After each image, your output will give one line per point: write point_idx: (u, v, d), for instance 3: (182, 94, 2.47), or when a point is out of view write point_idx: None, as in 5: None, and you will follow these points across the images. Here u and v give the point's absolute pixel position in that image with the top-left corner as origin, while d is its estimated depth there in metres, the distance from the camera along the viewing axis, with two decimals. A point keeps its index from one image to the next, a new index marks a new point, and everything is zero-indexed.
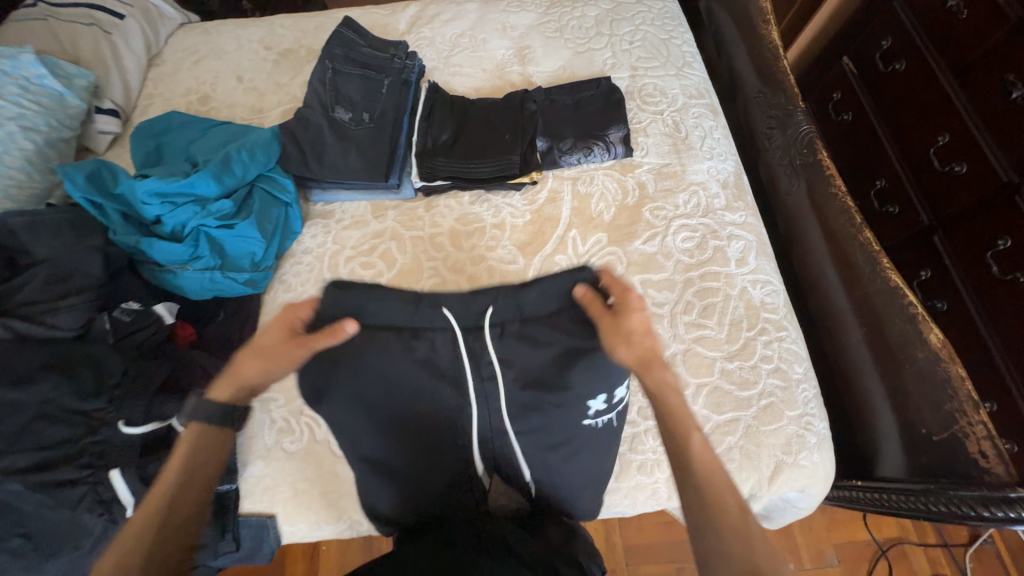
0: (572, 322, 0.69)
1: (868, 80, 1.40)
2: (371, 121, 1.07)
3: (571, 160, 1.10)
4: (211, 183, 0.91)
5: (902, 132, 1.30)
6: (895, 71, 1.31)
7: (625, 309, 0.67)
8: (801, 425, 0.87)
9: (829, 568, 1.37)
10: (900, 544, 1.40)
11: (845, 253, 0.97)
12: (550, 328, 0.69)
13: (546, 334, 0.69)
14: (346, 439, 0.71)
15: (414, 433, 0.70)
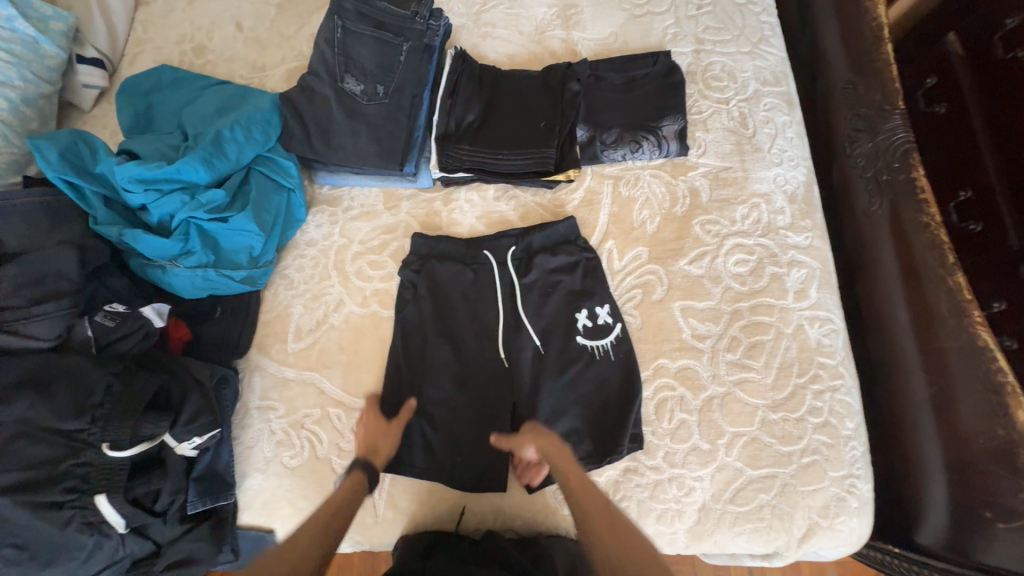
0: (565, 254, 0.89)
1: (975, 65, 1.01)
2: (386, 96, 0.91)
3: (614, 156, 0.95)
4: (201, 169, 0.79)
5: (1011, 137, 0.94)
6: (1015, 59, 0.94)
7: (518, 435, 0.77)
8: (843, 488, 0.79)
9: None
10: None
11: (924, 295, 0.84)
12: (554, 256, 0.90)
13: (551, 260, 0.90)
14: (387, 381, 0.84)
15: (448, 374, 0.84)
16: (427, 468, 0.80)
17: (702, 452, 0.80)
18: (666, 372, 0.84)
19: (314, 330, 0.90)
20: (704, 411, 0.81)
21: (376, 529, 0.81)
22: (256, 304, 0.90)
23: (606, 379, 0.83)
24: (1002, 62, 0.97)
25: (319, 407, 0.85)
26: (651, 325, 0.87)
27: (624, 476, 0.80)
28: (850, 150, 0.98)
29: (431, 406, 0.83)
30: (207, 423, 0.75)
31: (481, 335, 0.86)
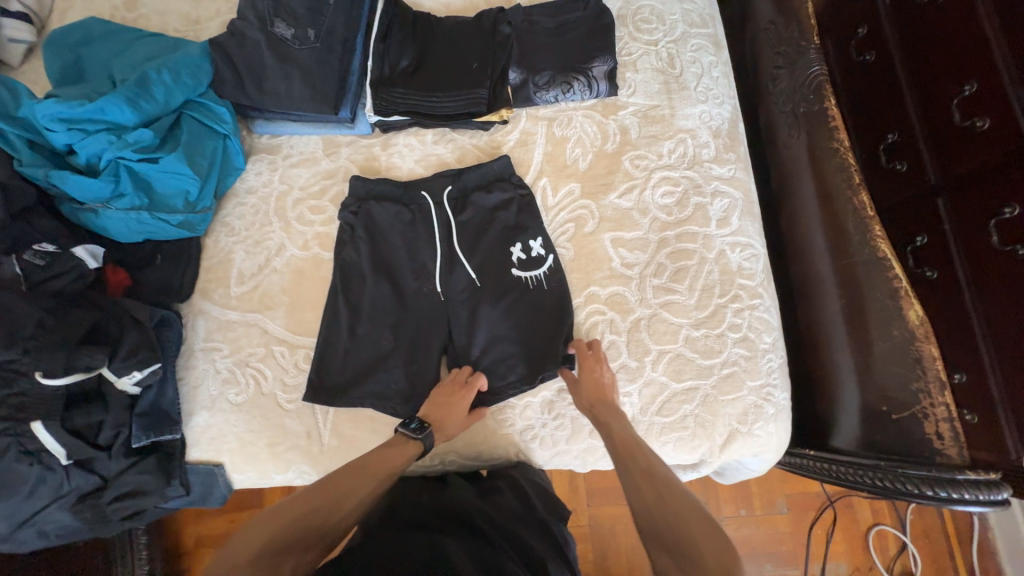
0: (499, 191, 0.92)
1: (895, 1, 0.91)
2: (317, 40, 0.92)
3: (547, 97, 0.98)
4: (126, 109, 0.79)
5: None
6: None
7: (594, 362, 0.81)
8: (761, 396, 0.85)
9: (779, 515, 1.41)
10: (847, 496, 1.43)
11: (836, 217, 0.90)
12: (488, 194, 0.92)
13: (486, 197, 0.92)
14: (328, 314, 0.87)
15: (391, 306, 0.87)
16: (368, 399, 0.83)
17: (631, 369, 0.85)
18: (597, 299, 0.88)
19: (255, 274, 0.91)
20: (632, 332, 0.86)
21: (323, 458, 0.84)
22: (197, 251, 0.91)
23: (541, 306, 0.87)
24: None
25: (262, 346, 0.87)
26: (583, 256, 0.91)
27: (558, 396, 0.85)
28: (772, 88, 1.03)
29: (372, 338, 0.86)
30: (145, 358, 0.76)
31: (423, 268, 0.89)
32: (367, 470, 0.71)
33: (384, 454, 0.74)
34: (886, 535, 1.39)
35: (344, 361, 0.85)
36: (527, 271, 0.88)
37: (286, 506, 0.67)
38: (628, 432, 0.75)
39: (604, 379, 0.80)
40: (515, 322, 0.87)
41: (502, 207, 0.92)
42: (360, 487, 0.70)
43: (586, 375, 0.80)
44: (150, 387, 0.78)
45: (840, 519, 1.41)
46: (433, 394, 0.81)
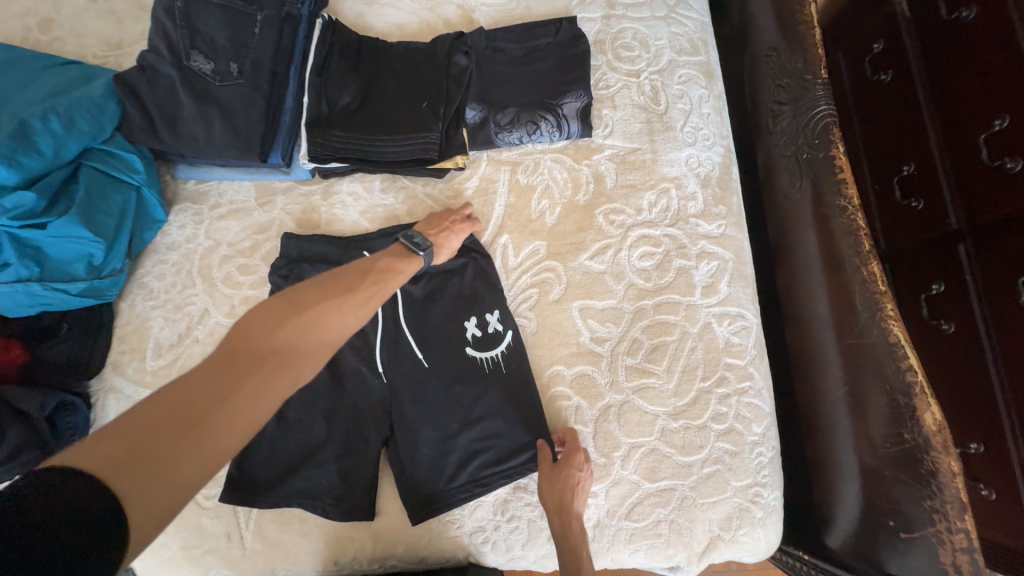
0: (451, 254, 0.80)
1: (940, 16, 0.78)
2: (240, 75, 0.79)
3: (510, 139, 0.85)
4: (2, 167, 0.66)
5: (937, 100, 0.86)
6: (960, 22, 0.79)
7: (570, 461, 0.71)
8: (747, 498, 0.73)
9: None
10: None
11: (842, 286, 0.77)
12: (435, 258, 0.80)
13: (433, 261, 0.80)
14: None
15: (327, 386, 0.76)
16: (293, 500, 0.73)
17: (596, 467, 0.73)
18: (562, 380, 0.77)
19: (175, 345, 0.81)
20: (599, 422, 0.75)
21: (245, 563, 0.74)
22: (110, 318, 0.81)
23: (496, 389, 0.76)
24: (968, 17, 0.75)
25: None
26: (546, 328, 0.79)
27: (513, 494, 0.74)
28: (772, 126, 0.90)
29: (302, 426, 0.75)
30: (33, 458, 0.69)
31: (363, 342, 0.78)
32: (350, 288, 0.62)
33: (379, 276, 0.66)
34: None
35: (268, 455, 0.74)
36: (478, 347, 0.77)
37: (261, 327, 0.54)
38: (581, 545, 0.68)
39: (577, 486, 0.70)
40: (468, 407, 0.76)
41: (455, 269, 0.80)
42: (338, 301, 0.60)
43: (562, 476, 0.69)
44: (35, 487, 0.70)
45: None
46: (427, 219, 0.81)
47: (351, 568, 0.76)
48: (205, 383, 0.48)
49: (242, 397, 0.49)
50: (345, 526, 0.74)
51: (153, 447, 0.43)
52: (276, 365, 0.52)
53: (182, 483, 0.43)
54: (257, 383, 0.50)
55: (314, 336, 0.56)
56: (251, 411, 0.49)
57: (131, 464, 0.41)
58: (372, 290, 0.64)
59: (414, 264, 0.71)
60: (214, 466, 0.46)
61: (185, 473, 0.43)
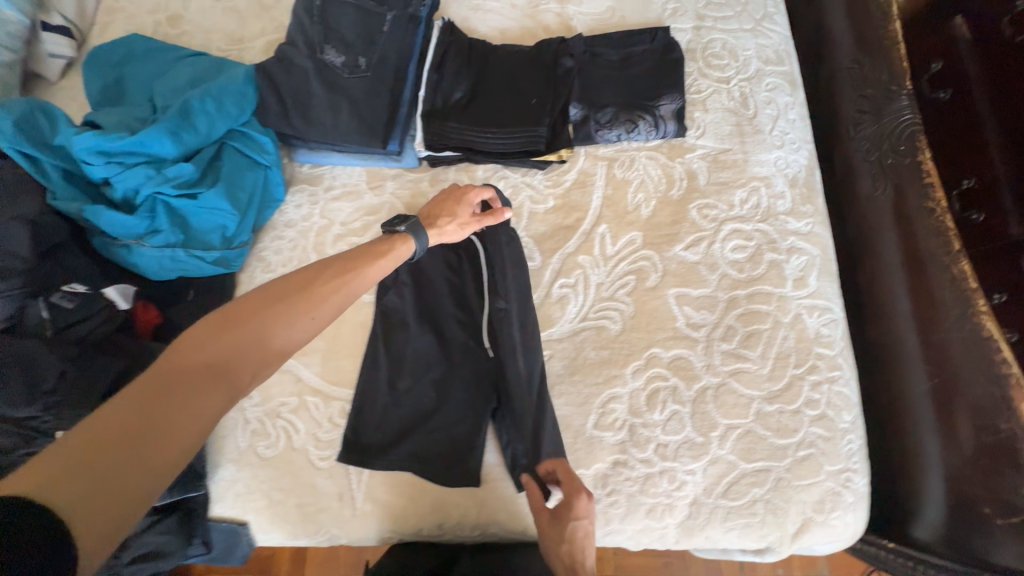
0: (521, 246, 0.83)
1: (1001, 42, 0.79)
2: (367, 68, 0.86)
3: (609, 137, 0.91)
4: (167, 141, 0.75)
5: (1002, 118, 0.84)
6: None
7: (567, 510, 0.67)
8: (840, 482, 0.76)
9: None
10: None
11: (926, 285, 0.82)
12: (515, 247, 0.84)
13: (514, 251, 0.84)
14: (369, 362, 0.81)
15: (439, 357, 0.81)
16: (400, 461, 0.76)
17: (695, 445, 0.77)
18: (659, 362, 0.80)
19: None
20: (697, 403, 0.78)
21: (355, 523, 0.77)
22: (233, 287, 0.84)
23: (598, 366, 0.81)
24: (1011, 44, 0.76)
25: (295, 396, 0.81)
26: (644, 313, 0.83)
27: (613, 470, 0.77)
28: (854, 133, 0.95)
29: (413, 392, 0.80)
30: None
31: (472, 318, 0.83)
32: (300, 290, 0.60)
33: (341, 273, 0.64)
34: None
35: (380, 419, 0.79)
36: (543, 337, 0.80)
37: (198, 342, 0.52)
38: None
39: (578, 539, 0.66)
40: (569, 381, 0.81)
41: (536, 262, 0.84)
42: (286, 305, 0.58)
43: (557, 529, 0.67)
44: None
45: None
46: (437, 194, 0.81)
47: (452, 533, 0.78)
48: (136, 403, 0.45)
49: (181, 410, 0.47)
50: (451, 493, 0.77)
51: (80, 470, 0.40)
52: (213, 378, 0.50)
53: (126, 507, 0.41)
54: (197, 398, 0.48)
55: (263, 345, 0.55)
56: (191, 426, 0.47)
57: (53, 491, 0.38)
58: (333, 289, 0.62)
59: (401, 248, 0.71)
60: (158, 488, 0.44)
61: (124, 491, 0.41)
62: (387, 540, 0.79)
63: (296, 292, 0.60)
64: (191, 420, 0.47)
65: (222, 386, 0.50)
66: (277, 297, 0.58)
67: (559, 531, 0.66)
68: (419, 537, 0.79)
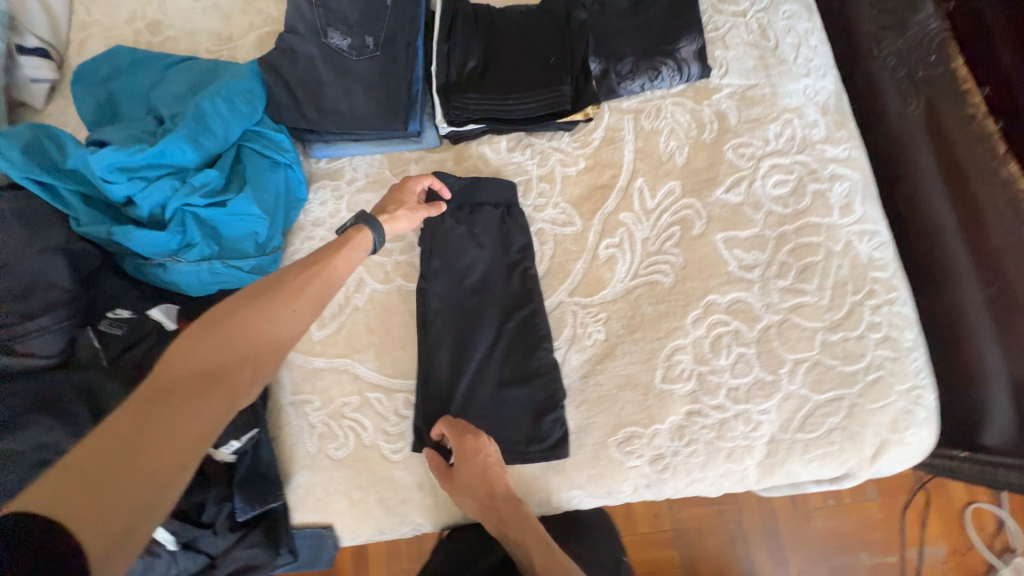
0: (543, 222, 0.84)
1: None
2: (376, 48, 0.83)
3: (632, 87, 0.88)
4: (187, 150, 0.73)
5: None
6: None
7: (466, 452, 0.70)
8: (911, 400, 0.77)
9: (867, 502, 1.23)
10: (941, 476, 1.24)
11: (970, 194, 0.81)
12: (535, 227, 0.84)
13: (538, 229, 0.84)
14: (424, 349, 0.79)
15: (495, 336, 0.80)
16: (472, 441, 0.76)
17: (765, 384, 0.77)
18: (718, 309, 0.80)
19: (337, 314, 0.83)
20: (762, 343, 0.78)
21: (437, 509, 0.77)
22: None
23: (656, 321, 0.80)
24: None
25: (357, 394, 0.79)
26: (694, 262, 0.82)
27: (688, 420, 0.77)
28: (878, 51, 0.94)
29: (478, 375, 0.78)
30: (241, 425, 0.72)
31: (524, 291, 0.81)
32: (279, 288, 0.60)
33: (315, 267, 0.64)
34: (983, 514, 1.21)
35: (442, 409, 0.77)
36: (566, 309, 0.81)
37: (185, 352, 0.53)
38: (526, 530, 0.68)
39: (495, 472, 0.70)
40: (630, 340, 0.80)
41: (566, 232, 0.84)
42: (266, 305, 0.58)
43: (467, 472, 0.69)
44: (246, 454, 0.73)
45: (934, 504, 1.23)
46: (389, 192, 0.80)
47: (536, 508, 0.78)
48: (132, 418, 0.46)
49: (180, 416, 0.48)
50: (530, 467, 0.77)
51: (87, 481, 0.41)
52: (205, 384, 0.51)
53: (134, 510, 0.42)
54: (191, 405, 0.49)
55: (248, 347, 0.55)
56: (192, 429, 0.48)
57: (65, 504, 0.39)
58: (310, 283, 0.62)
59: (364, 237, 0.70)
60: (170, 489, 0.45)
61: (131, 497, 0.42)
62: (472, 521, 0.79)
63: (276, 291, 0.60)
64: (191, 425, 0.48)
65: (218, 389, 0.52)
66: (259, 298, 0.59)
67: (473, 473, 0.69)
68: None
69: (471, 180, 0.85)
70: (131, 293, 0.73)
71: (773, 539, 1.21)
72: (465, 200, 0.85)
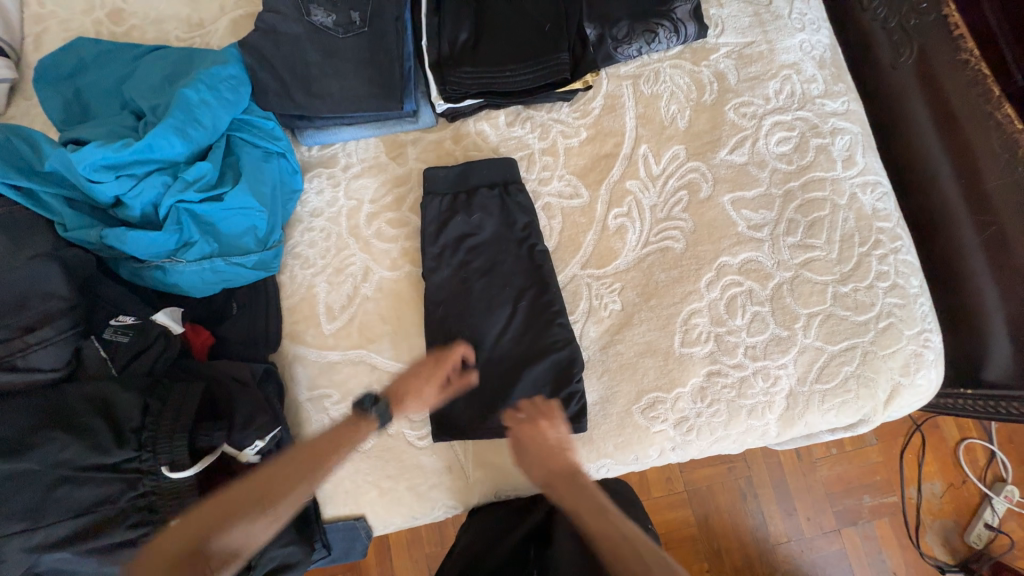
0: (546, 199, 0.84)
1: None
2: (363, 24, 0.79)
3: (630, 52, 0.86)
4: (176, 142, 0.69)
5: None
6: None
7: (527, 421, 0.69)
8: (920, 343, 0.79)
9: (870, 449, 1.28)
10: (934, 417, 1.29)
11: (964, 139, 0.82)
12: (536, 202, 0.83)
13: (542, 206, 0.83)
14: (440, 333, 0.77)
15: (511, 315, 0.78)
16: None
17: (781, 340, 0.78)
18: (730, 270, 0.80)
19: (347, 306, 0.79)
20: (775, 300, 0.79)
21: (468, 490, 0.77)
22: (275, 292, 0.79)
23: (671, 287, 0.80)
24: None
25: (376, 384, 0.77)
26: (704, 226, 0.82)
27: (708, 381, 0.78)
28: (867, 3, 0.93)
29: (499, 356, 0.77)
30: (264, 425, 0.66)
31: (537, 266, 0.80)
32: (279, 483, 0.58)
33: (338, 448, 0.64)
34: (974, 448, 1.27)
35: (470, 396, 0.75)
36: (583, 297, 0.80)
37: (188, 523, 0.54)
38: (585, 498, 0.61)
39: (555, 446, 0.67)
40: (647, 308, 0.80)
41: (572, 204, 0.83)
42: (265, 487, 0.57)
43: (529, 442, 0.67)
44: (271, 452, 0.68)
45: (929, 444, 1.28)
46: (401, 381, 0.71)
47: (564, 481, 0.79)
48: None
49: None
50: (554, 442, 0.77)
51: None
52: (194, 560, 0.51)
53: None
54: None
55: (232, 528, 0.54)
56: None
57: None
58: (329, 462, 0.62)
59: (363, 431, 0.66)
60: None
61: None
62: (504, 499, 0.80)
63: (275, 471, 0.59)
64: None
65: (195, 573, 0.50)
66: (262, 477, 0.58)
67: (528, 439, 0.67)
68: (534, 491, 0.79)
69: (465, 163, 0.83)
70: (131, 300, 0.69)
71: (782, 491, 1.25)
72: (460, 186, 0.82)
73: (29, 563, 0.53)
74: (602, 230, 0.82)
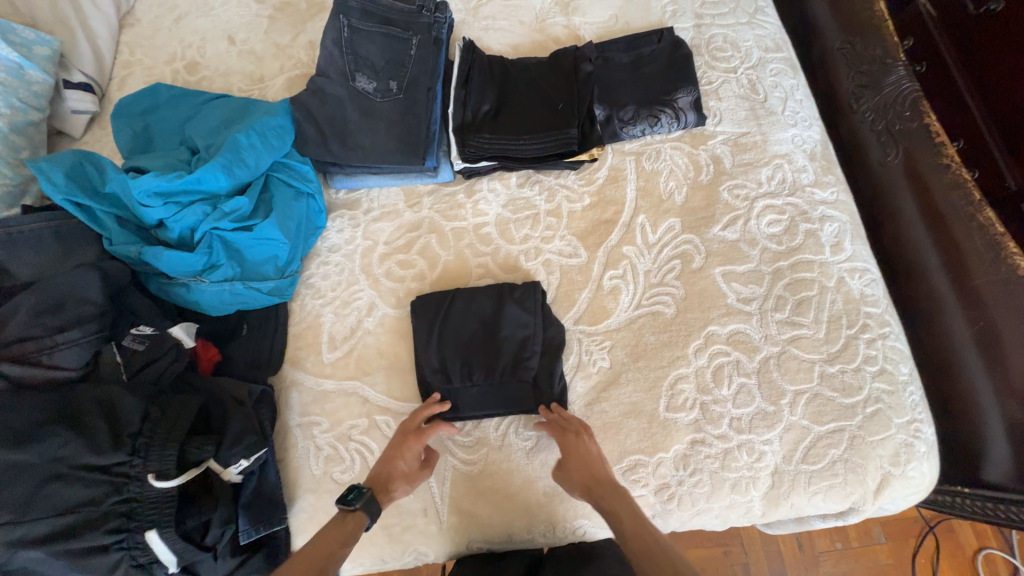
0: (547, 256, 0.89)
1: (959, 31, 0.88)
2: (399, 91, 0.91)
3: (634, 132, 0.95)
4: (221, 177, 0.78)
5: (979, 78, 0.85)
6: (989, 14, 0.83)
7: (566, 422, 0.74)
8: (910, 433, 0.78)
9: (876, 548, 1.20)
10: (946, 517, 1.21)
11: (951, 237, 0.85)
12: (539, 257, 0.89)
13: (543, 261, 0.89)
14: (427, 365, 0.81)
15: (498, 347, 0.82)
16: (474, 462, 0.77)
17: (767, 415, 0.78)
18: (718, 339, 0.82)
19: (348, 338, 0.84)
20: (762, 373, 0.80)
21: (441, 538, 0.76)
22: (284, 318, 0.84)
23: (659, 350, 0.83)
24: (978, 28, 0.85)
25: (365, 417, 0.79)
26: (695, 294, 0.85)
27: (692, 449, 0.78)
28: (855, 107, 1.02)
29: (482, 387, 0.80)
30: (252, 443, 0.69)
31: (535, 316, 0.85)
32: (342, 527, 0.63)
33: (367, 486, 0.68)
34: (994, 559, 1.18)
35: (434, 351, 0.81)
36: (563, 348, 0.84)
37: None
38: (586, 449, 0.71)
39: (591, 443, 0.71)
40: (634, 368, 0.82)
41: (570, 262, 0.89)
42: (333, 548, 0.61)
43: (569, 454, 0.71)
44: (253, 474, 0.71)
45: (942, 548, 1.20)
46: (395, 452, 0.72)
47: (542, 535, 0.77)
48: None
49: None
50: (535, 493, 0.76)
51: None
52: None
53: None
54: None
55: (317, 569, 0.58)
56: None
57: None
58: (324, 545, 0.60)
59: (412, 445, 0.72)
60: None
61: None
62: (476, 551, 0.78)
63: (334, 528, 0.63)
64: None
65: None
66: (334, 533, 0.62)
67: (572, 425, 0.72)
68: (508, 546, 0.78)
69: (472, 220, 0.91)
70: (150, 313, 0.75)
71: None
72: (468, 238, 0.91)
73: (3, 557, 0.55)
74: (596, 289, 0.87)
